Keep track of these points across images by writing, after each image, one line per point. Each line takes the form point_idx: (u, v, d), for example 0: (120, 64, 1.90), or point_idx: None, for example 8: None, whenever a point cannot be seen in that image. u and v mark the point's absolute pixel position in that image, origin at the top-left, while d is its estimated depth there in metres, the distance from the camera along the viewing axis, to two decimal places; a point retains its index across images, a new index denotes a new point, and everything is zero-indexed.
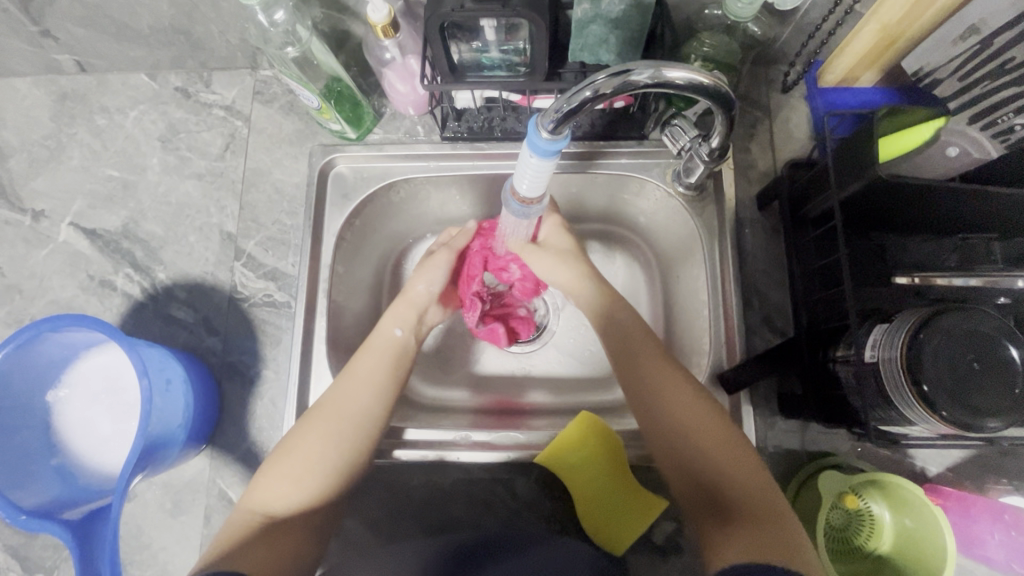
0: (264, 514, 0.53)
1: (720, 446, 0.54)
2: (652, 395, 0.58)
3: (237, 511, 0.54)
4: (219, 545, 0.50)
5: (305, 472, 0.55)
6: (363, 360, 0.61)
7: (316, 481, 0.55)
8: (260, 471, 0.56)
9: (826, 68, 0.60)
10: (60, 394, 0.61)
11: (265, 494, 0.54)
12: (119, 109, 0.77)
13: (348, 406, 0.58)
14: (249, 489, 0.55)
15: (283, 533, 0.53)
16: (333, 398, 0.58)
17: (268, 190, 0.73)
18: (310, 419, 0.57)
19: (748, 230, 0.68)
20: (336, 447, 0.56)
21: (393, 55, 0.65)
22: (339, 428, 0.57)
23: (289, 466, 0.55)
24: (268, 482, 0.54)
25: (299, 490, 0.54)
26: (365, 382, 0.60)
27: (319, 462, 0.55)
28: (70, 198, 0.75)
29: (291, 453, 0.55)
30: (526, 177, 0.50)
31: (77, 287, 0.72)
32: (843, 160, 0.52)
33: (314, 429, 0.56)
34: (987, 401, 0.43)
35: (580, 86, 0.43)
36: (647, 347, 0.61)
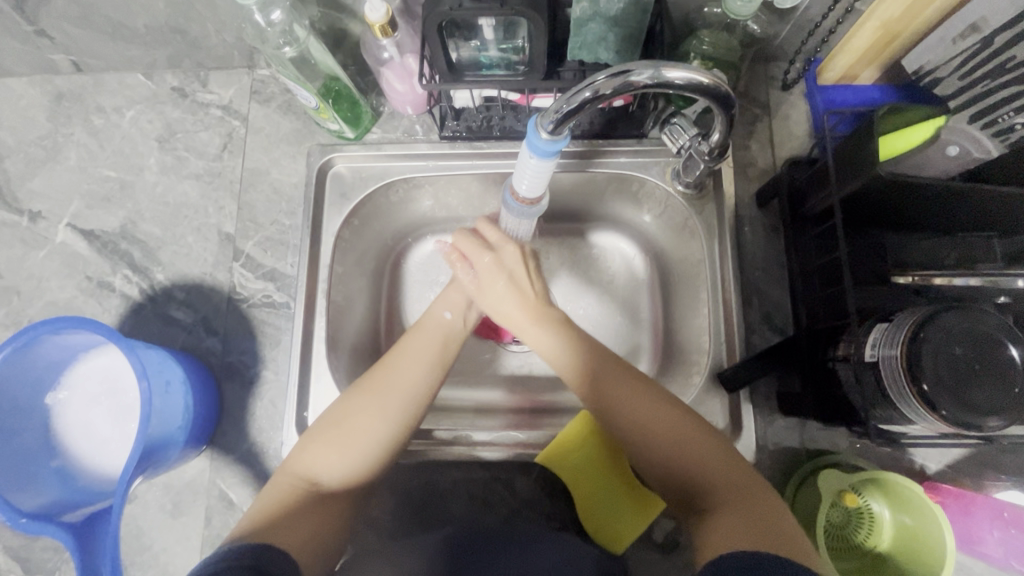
0: (309, 482, 0.53)
1: (695, 451, 0.52)
2: (618, 407, 0.55)
3: (283, 476, 0.53)
4: (266, 510, 0.50)
5: (351, 445, 0.54)
6: (420, 337, 0.61)
7: (362, 456, 0.54)
8: (306, 440, 0.55)
9: (826, 66, 0.59)
10: (59, 395, 0.61)
11: (310, 464, 0.54)
12: (116, 108, 0.77)
13: (400, 382, 0.57)
14: (296, 456, 0.54)
15: (324, 504, 0.52)
16: (385, 372, 0.58)
17: (266, 190, 0.73)
18: (359, 392, 0.57)
19: (747, 228, 0.68)
20: (384, 423, 0.55)
21: (392, 54, 0.65)
22: (389, 404, 0.56)
23: (336, 438, 0.54)
24: (316, 451, 0.54)
25: (344, 463, 0.54)
26: (416, 361, 0.59)
27: (366, 435, 0.54)
28: (68, 199, 0.74)
29: (341, 424, 0.55)
30: (526, 177, 0.50)
31: (75, 288, 0.72)
32: (843, 158, 0.52)
33: (364, 403, 0.56)
34: (987, 399, 0.43)
35: (581, 86, 0.44)
36: (607, 360, 0.59)
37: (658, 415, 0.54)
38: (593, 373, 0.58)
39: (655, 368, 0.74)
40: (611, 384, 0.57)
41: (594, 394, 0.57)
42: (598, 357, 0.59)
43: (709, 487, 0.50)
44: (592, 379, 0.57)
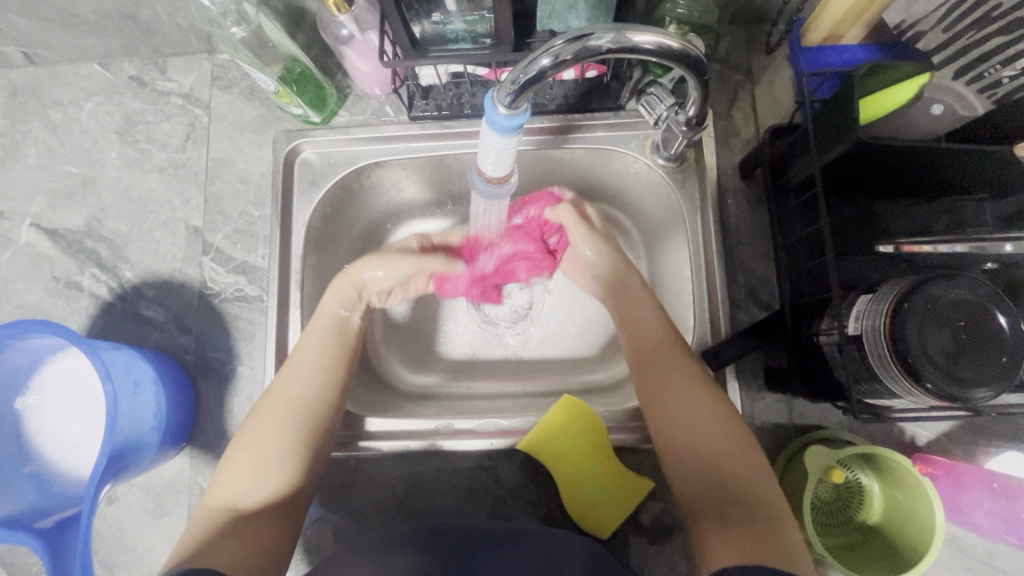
0: (228, 509, 0.51)
1: (728, 450, 0.52)
2: (671, 404, 0.56)
3: (201, 512, 0.52)
4: (188, 546, 0.49)
5: (263, 464, 0.53)
6: (305, 343, 0.60)
7: (278, 472, 0.54)
8: (215, 473, 0.54)
9: (811, 24, 0.55)
10: (28, 400, 0.60)
11: (226, 490, 0.52)
12: (73, 102, 0.74)
13: (298, 392, 0.57)
14: (210, 490, 0.53)
15: (252, 526, 0.51)
16: (281, 384, 0.57)
17: (233, 180, 0.71)
18: (259, 409, 0.56)
19: (731, 200, 0.66)
20: (291, 433, 0.55)
21: (351, 32, 0.62)
22: (289, 416, 0.55)
23: (246, 458, 0.54)
24: (230, 475, 0.53)
25: (262, 483, 0.53)
26: (310, 365, 0.58)
27: (275, 448, 0.54)
28: (30, 198, 0.72)
29: (247, 444, 0.54)
30: (490, 155, 0.47)
31: (42, 290, 0.70)
32: (823, 125, 0.50)
33: (267, 417, 0.55)
34: (974, 369, 0.41)
35: (537, 53, 0.41)
36: (670, 348, 0.58)
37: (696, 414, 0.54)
38: (651, 356, 0.59)
39: None
40: (670, 376, 0.57)
41: (651, 382, 0.58)
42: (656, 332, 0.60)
43: (736, 494, 0.50)
44: (649, 359, 0.59)
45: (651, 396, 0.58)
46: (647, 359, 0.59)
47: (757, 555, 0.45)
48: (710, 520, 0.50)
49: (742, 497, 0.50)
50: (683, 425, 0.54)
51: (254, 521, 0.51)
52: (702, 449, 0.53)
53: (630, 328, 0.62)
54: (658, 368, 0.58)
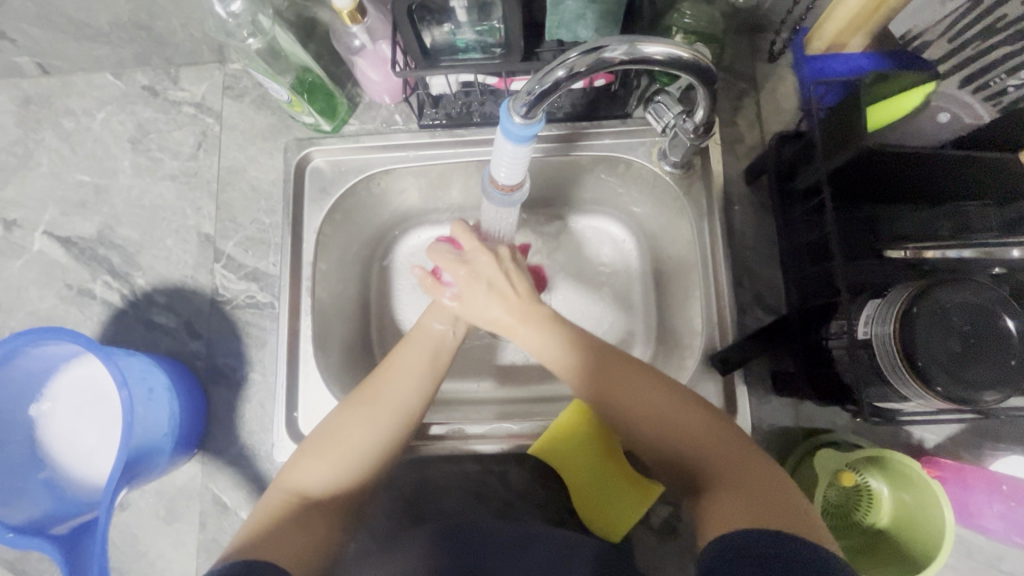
0: (298, 496, 0.52)
1: (701, 428, 0.51)
2: (629, 397, 0.53)
3: (276, 492, 0.52)
4: (256, 526, 0.49)
5: (341, 459, 0.53)
6: (406, 351, 0.60)
7: (349, 468, 0.53)
8: (296, 456, 0.54)
9: (815, 35, 0.56)
10: (43, 407, 0.60)
11: (301, 476, 0.53)
12: (86, 111, 0.75)
13: (394, 396, 0.56)
14: (288, 471, 0.53)
15: (316, 519, 0.51)
16: (379, 386, 0.57)
17: (244, 188, 0.71)
18: (353, 403, 0.56)
19: (737, 206, 0.66)
20: (376, 435, 0.54)
21: (363, 42, 0.63)
22: (379, 418, 0.55)
23: (327, 450, 0.54)
24: (309, 463, 0.53)
25: (334, 477, 0.53)
26: (405, 373, 0.58)
27: (356, 447, 0.54)
28: (43, 206, 0.73)
29: (335, 437, 0.54)
30: (503, 164, 0.48)
31: (55, 297, 0.71)
32: (832, 131, 0.50)
33: (355, 415, 0.55)
34: (983, 373, 0.42)
35: (553, 64, 0.42)
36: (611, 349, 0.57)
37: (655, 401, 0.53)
38: (597, 359, 0.56)
39: (648, 354, 0.73)
40: (619, 369, 0.55)
41: (600, 383, 0.55)
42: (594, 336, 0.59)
43: (722, 468, 0.49)
44: (594, 362, 0.56)
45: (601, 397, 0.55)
46: (596, 361, 0.56)
47: (762, 518, 0.43)
48: (701, 493, 0.49)
49: (731, 470, 0.48)
50: (643, 411, 0.53)
51: (317, 514, 0.51)
52: (677, 430, 0.51)
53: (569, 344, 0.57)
54: (609, 365, 0.56)
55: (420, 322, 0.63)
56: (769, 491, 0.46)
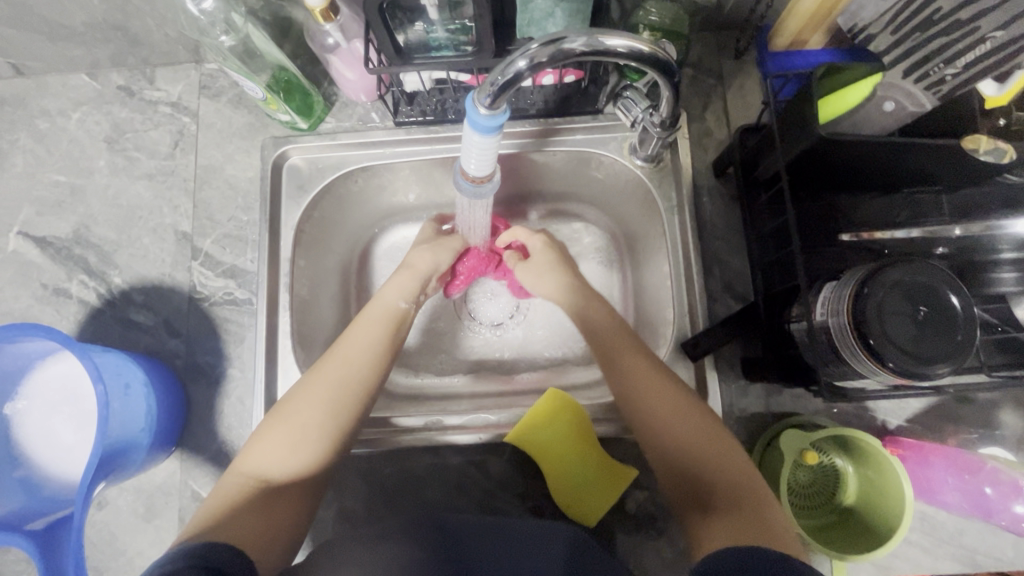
0: (257, 479, 0.53)
1: (704, 434, 0.53)
2: (647, 396, 0.56)
3: (230, 478, 0.53)
4: (214, 511, 0.50)
5: (297, 438, 0.54)
6: (359, 329, 0.61)
7: (308, 448, 0.54)
8: (251, 439, 0.55)
9: (777, 30, 0.58)
10: (18, 405, 0.60)
11: (254, 461, 0.53)
12: (61, 111, 0.75)
13: (345, 374, 0.58)
14: (241, 456, 0.54)
15: (277, 501, 0.52)
16: (329, 367, 0.58)
17: (222, 186, 0.72)
18: (305, 384, 0.57)
19: (706, 199, 0.68)
20: (329, 412, 0.56)
21: (337, 40, 0.64)
22: (330, 396, 0.56)
23: (281, 432, 0.54)
24: (264, 446, 0.54)
25: (293, 458, 0.54)
26: (357, 351, 0.60)
27: (310, 427, 0.55)
28: (17, 206, 0.73)
29: (287, 417, 0.55)
30: (473, 156, 0.49)
31: (30, 297, 0.70)
32: (787, 124, 0.52)
33: (309, 395, 0.56)
34: (931, 348, 0.44)
35: (515, 54, 0.43)
36: (631, 343, 0.60)
37: (669, 408, 0.55)
38: (612, 352, 0.60)
39: None
40: (635, 369, 0.58)
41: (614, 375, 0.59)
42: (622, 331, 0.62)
43: (710, 480, 0.51)
44: (608, 351, 0.60)
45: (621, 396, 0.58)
46: (616, 356, 0.60)
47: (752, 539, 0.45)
48: (691, 502, 0.52)
49: (730, 485, 0.51)
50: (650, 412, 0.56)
51: (276, 495, 0.52)
52: (677, 441, 0.54)
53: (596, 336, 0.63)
54: (625, 365, 0.59)
55: (374, 302, 0.64)
56: (749, 508, 0.49)
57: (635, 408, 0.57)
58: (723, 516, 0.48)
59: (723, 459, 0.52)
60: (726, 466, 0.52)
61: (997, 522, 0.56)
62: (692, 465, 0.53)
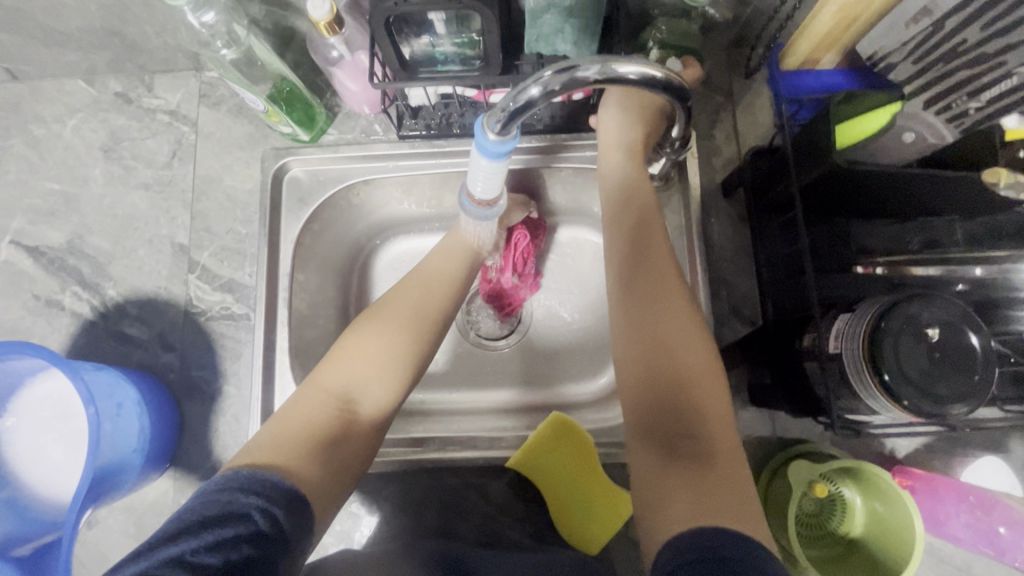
0: (340, 399, 0.51)
1: (711, 391, 0.48)
2: (674, 325, 0.50)
3: (312, 394, 0.50)
4: (296, 430, 0.48)
5: (384, 359, 0.53)
6: (440, 258, 0.61)
7: (393, 373, 0.53)
8: (329, 357, 0.53)
9: (787, 51, 0.56)
10: (6, 423, 0.59)
11: (338, 378, 0.51)
12: (56, 118, 0.73)
13: (428, 302, 0.58)
14: (323, 372, 0.52)
15: (355, 426, 0.50)
16: (412, 294, 0.58)
17: (220, 198, 0.70)
18: (388, 308, 0.56)
19: (714, 220, 0.67)
20: (415, 337, 0.55)
21: (341, 53, 0.63)
22: (415, 322, 0.56)
23: (368, 354, 0.53)
24: (347, 365, 0.52)
25: (377, 382, 0.52)
26: (439, 281, 0.60)
27: (394, 351, 0.54)
28: (10, 214, 0.71)
29: (373, 338, 0.54)
30: (479, 179, 0.48)
31: (21, 308, 0.69)
32: (801, 150, 0.51)
33: (395, 319, 0.55)
34: (948, 387, 0.43)
35: (526, 82, 0.41)
36: (667, 269, 0.53)
37: (688, 346, 0.49)
38: (647, 268, 0.53)
39: None
40: (663, 296, 0.51)
41: (637, 293, 0.52)
42: (659, 239, 0.55)
43: (699, 438, 0.45)
44: (643, 265, 0.53)
45: (643, 309, 0.51)
46: (647, 268, 0.53)
47: (716, 515, 0.40)
48: (664, 450, 0.45)
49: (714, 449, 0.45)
50: (660, 345, 0.49)
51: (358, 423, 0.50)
52: (685, 379, 0.48)
53: (635, 241, 0.55)
54: (655, 287, 0.52)
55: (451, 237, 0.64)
56: (727, 484, 0.43)
57: (655, 328, 0.50)
58: (694, 476, 0.43)
59: (717, 422, 0.46)
60: (720, 429, 0.46)
61: (1010, 561, 0.55)
62: (684, 411, 0.47)
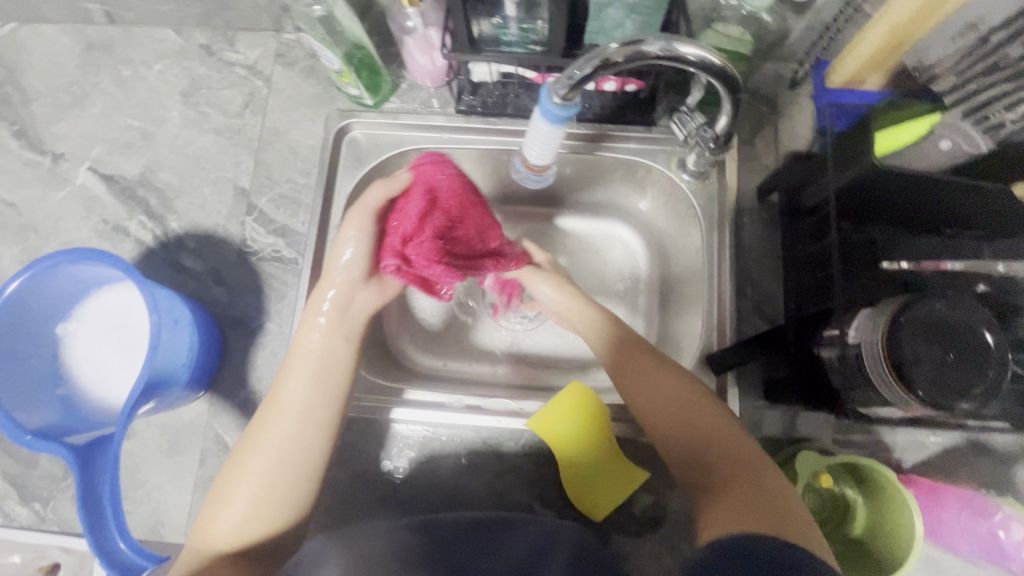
0: (210, 552, 0.52)
1: (711, 427, 0.55)
2: (647, 397, 0.59)
3: (185, 555, 0.52)
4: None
5: (250, 506, 0.53)
6: (290, 378, 0.58)
7: (266, 511, 0.54)
8: (202, 514, 0.55)
9: (834, 69, 0.60)
10: (70, 327, 0.63)
11: (208, 533, 0.53)
12: (143, 61, 0.79)
13: (280, 433, 0.56)
14: (197, 531, 0.54)
15: (243, 560, 0.52)
16: (264, 429, 0.56)
17: (283, 149, 0.75)
18: (243, 450, 0.56)
19: (747, 221, 0.70)
20: (280, 471, 0.55)
21: (415, 24, 0.68)
22: (276, 457, 0.55)
23: (229, 501, 0.54)
24: (215, 518, 0.53)
25: (245, 523, 0.53)
26: (289, 409, 0.57)
27: (262, 493, 0.54)
28: (91, 144, 0.77)
29: (231, 487, 0.54)
30: (536, 145, 0.55)
31: (91, 230, 0.74)
32: (841, 154, 0.53)
33: (249, 460, 0.55)
34: (960, 382, 0.45)
35: (594, 52, 0.47)
36: (642, 353, 0.61)
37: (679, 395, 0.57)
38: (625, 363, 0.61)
39: None
40: (662, 390, 0.58)
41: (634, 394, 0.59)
42: (630, 341, 0.63)
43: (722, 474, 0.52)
44: (631, 369, 0.61)
45: (626, 392, 0.60)
46: (620, 359, 0.62)
47: (755, 524, 0.46)
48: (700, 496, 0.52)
49: (740, 474, 0.51)
50: (684, 427, 0.56)
51: (247, 562, 0.52)
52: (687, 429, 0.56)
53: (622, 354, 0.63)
54: (632, 372, 0.60)
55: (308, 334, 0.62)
56: (767, 497, 0.49)
57: (643, 405, 0.59)
58: (728, 496, 0.49)
59: (726, 446, 0.53)
60: (733, 452, 0.53)
61: (1010, 566, 0.57)
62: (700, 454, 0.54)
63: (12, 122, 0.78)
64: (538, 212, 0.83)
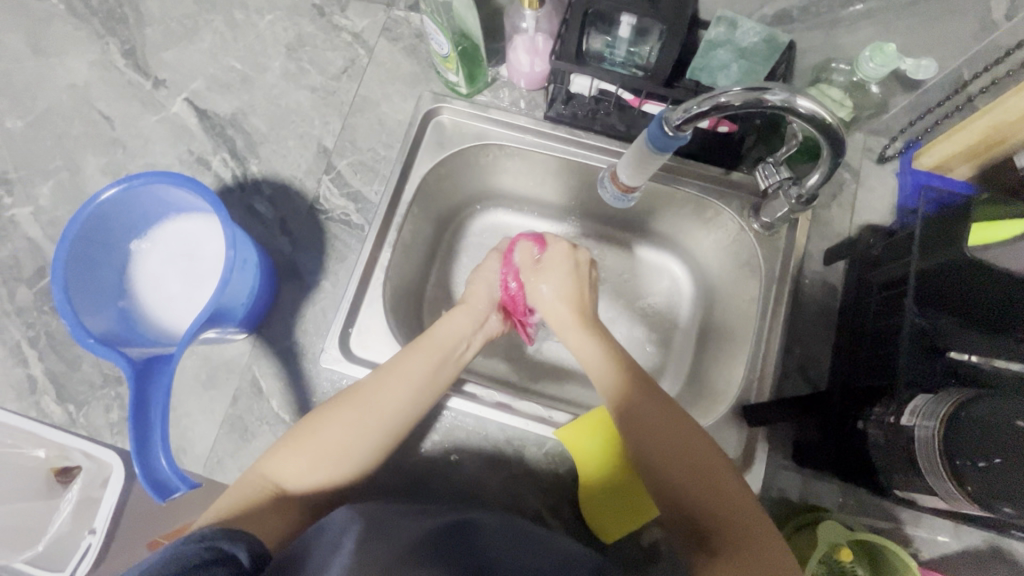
0: (275, 485, 0.56)
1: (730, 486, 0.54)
2: (668, 439, 0.56)
3: (250, 478, 0.56)
4: (231, 507, 0.53)
5: (327, 456, 0.57)
6: (407, 360, 0.62)
7: (332, 469, 0.57)
8: (277, 446, 0.58)
9: (925, 151, 0.66)
10: (143, 245, 0.66)
11: (277, 467, 0.56)
12: (257, 9, 0.82)
13: (381, 405, 0.59)
14: (264, 461, 0.57)
15: (290, 506, 0.55)
16: (368, 395, 0.59)
17: (372, 119, 0.77)
18: (342, 403, 0.59)
19: (808, 281, 0.70)
20: (362, 437, 0.58)
21: (528, 26, 0.70)
22: (367, 423, 0.58)
23: (305, 448, 0.57)
24: (287, 456, 0.57)
25: (312, 473, 0.56)
26: (396, 386, 0.60)
27: (339, 451, 0.57)
28: (192, 76, 0.80)
29: (317, 433, 0.57)
30: (631, 163, 0.59)
31: (176, 157, 0.77)
32: (932, 234, 0.55)
33: (344, 415, 0.58)
34: (1015, 486, 0.44)
35: (713, 93, 0.49)
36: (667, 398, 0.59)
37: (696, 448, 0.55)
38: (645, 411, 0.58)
39: (675, 390, 0.78)
40: (674, 422, 0.57)
41: (644, 424, 0.57)
42: (651, 385, 0.60)
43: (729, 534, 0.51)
44: (643, 416, 0.58)
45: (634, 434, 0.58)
46: (634, 398, 0.59)
47: None
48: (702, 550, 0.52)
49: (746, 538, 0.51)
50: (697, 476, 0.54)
51: (302, 504, 0.56)
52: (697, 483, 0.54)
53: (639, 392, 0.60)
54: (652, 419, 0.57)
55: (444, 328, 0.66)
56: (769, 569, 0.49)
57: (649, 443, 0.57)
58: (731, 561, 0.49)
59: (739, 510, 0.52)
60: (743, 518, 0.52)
61: None
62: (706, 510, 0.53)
63: (124, 41, 0.81)
64: (595, 233, 0.86)
